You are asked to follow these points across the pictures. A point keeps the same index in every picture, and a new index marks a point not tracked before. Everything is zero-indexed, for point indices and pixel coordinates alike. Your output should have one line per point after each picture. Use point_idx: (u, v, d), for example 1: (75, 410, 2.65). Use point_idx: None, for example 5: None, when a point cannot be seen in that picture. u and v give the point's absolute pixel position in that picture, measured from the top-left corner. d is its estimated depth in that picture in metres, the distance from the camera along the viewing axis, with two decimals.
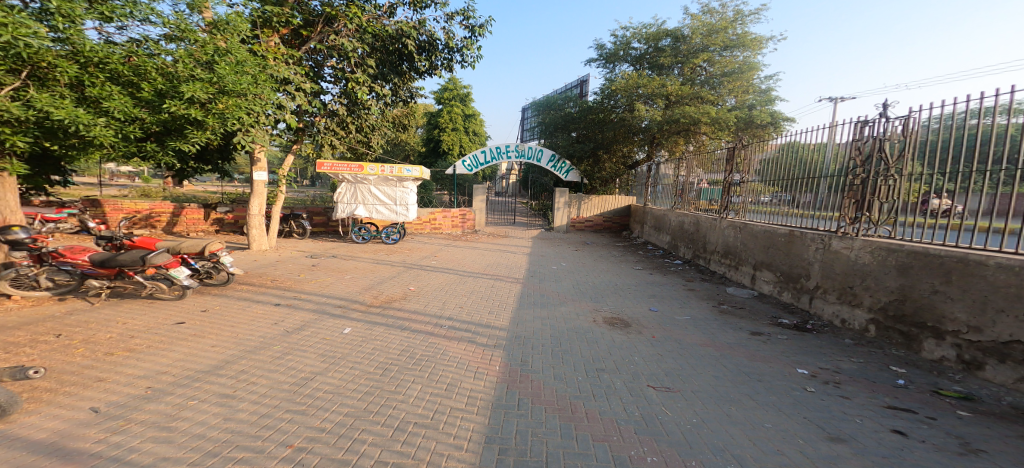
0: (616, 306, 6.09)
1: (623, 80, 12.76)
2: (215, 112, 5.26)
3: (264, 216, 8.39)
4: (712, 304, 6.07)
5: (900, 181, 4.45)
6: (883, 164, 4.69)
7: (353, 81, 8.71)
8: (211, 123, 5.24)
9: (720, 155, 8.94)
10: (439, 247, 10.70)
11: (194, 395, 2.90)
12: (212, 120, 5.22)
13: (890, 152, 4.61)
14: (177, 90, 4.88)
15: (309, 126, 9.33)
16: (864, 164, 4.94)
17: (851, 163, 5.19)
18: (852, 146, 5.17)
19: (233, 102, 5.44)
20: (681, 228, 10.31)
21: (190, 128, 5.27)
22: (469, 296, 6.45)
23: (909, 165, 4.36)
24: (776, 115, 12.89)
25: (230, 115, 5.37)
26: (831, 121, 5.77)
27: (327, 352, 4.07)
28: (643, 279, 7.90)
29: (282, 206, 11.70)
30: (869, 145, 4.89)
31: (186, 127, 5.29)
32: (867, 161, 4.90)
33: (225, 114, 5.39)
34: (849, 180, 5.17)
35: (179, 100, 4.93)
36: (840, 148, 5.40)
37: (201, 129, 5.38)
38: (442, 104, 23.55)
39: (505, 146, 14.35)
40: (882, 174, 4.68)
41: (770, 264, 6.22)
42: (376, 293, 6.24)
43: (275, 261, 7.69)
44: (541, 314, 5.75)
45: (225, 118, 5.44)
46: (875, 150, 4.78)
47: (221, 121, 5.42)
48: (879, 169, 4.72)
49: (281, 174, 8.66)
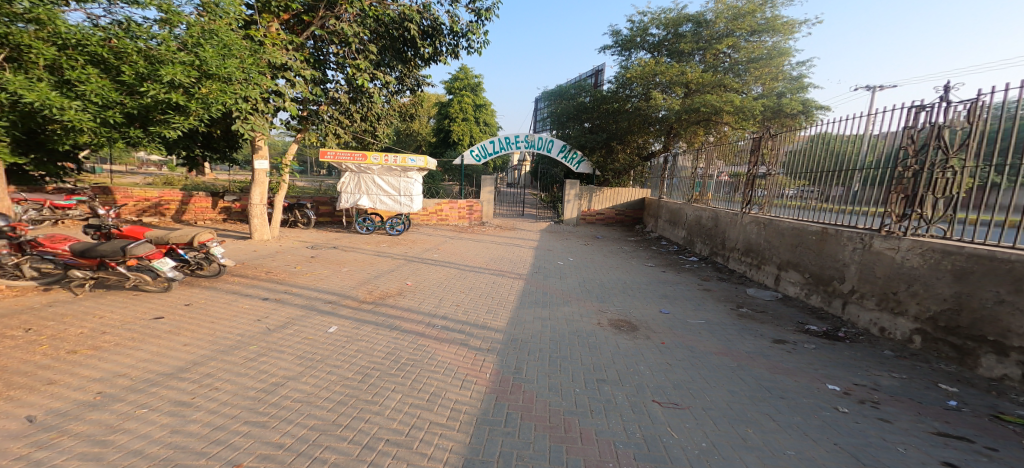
0: (623, 307, 5.63)
1: (641, 67, 12.06)
2: (197, 97, 4.98)
3: (266, 205, 8.17)
4: (731, 306, 5.55)
5: (940, 174, 4.07)
6: (926, 155, 4.26)
7: (357, 67, 8.32)
8: (194, 108, 4.97)
9: (745, 144, 8.26)
10: (444, 239, 10.39)
11: (144, 403, 2.78)
12: (195, 105, 4.94)
13: (931, 141, 4.20)
14: (157, 72, 4.58)
15: (315, 115, 9.09)
16: (907, 155, 4.46)
17: (892, 154, 4.68)
18: (895, 135, 4.68)
19: (218, 87, 5.19)
20: (698, 223, 9.71)
21: (172, 114, 5.01)
22: (468, 293, 6.11)
23: (956, 157, 3.97)
24: (809, 103, 11.92)
25: (214, 101, 5.09)
26: (869, 110, 5.26)
27: (306, 354, 3.82)
28: (657, 277, 7.40)
29: (288, 196, 11.59)
30: (915, 133, 4.39)
31: (169, 113, 5.03)
32: (909, 152, 4.46)
33: (209, 99, 5.12)
34: (890, 173, 4.67)
35: (160, 84, 4.67)
36: (880, 138, 4.89)
37: (183, 114, 5.13)
38: (454, 94, 23.17)
39: (515, 136, 13.88)
40: (925, 166, 4.23)
41: (797, 263, 5.65)
42: (370, 288, 5.95)
43: (274, 252, 7.51)
44: (541, 314, 5.36)
45: (209, 104, 5.17)
46: (920, 140, 4.33)
47: (204, 107, 5.13)
48: (923, 161, 4.27)
49: (285, 162, 8.38)
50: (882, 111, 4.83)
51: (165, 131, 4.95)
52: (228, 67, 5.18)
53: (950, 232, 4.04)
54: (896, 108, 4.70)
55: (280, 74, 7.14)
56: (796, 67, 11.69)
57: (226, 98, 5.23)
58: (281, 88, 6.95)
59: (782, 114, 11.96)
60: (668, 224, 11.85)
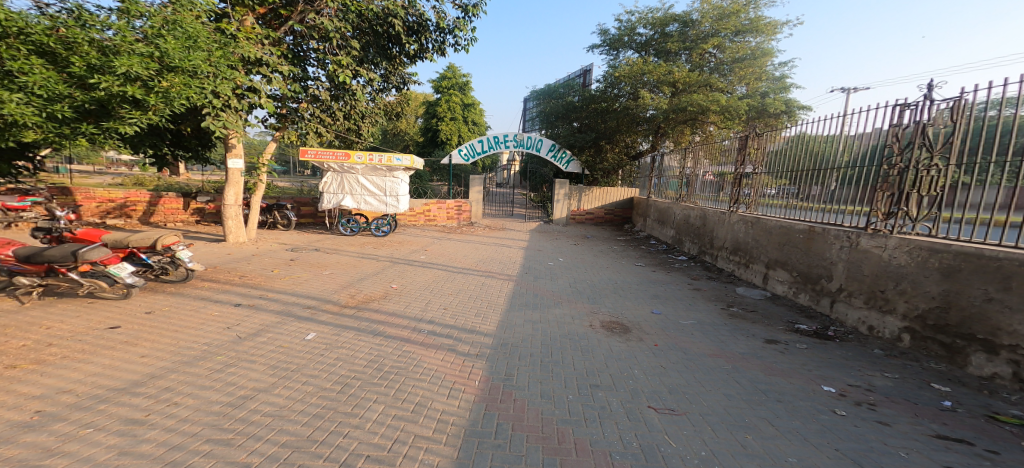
0: (616, 308, 5.55)
1: (629, 66, 12.05)
2: (157, 91, 4.63)
3: (241, 206, 7.84)
4: (722, 306, 5.50)
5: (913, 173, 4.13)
6: (902, 155, 4.31)
7: (338, 63, 7.99)
8: (153, 102, 4.62)
9: (733, 144, 8.26)
10: (431, 240, 10.16)
11: (90, 422, 2.53)
12: (154, 99, 4.59)
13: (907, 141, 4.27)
14: (110, 63, 4.22)
15: (294, 112, 8.75)
16: (885, 154, 4.50)
17: (870, 153, 4.73)
18: (873, 134, 4.72)
19: (181, 81, 4.86)
20: (687, 223, 9.70)
21: (128, 108, 4.63)
22: (455, 295, 5.93)
23: (928, 157, 4.04)
24: (792, 102, 12.06)
25: (175, 95, 4.73)
26: (849, 111, 5.32)
27: (279, 364, 3.58)
28: (647, 276, 7.33)
29: (268, 197, 11.19)
30: (893, 133, 4.44)
31: (124, 107, 4.64)
32: (887, 152, 4.51)
33: (171, 94, 4.79)
34: (868, 172, 4.72)
35: (115, 76, 4.29)
36: (858, 138, 4.94)
37: (142, 110, 4.75)
38: (441, 93, 22.90)
39: (503, 135, 13.70)
40: (902, 166, 4.28)
41: (785, 262, 5.63)
42: (353, 292, 5.71)
43: (251, 254, 7.18)
44: (532, 317, 5.23)
45: (171, 99, 4.82)
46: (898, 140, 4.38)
47: (166, 101, 4.78)
48: (900, 160, 4.32)
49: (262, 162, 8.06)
50: (859, 111, 5.02)
51: (121, 127, 4.55)
52: (192, 59, 4.88)
53: (934, 230, 4.01)
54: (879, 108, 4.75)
55: (254, 69, 6.84)
56: (779, 67, 11.82)
57: (190, 92, 4.90)
58: (257, 85, 6.69)
59: (766, 114, 12.07)
60: (656, 224, 11.85)
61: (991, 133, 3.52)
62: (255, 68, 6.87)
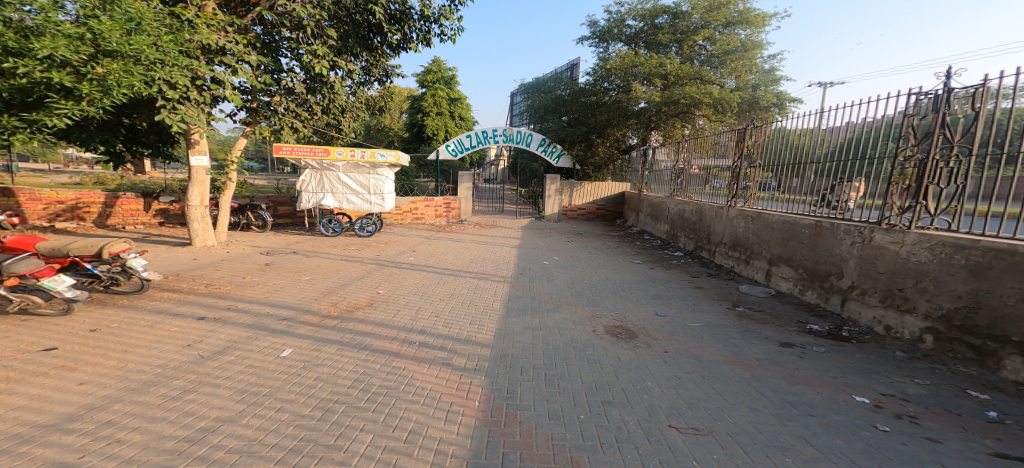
0: (618, 312, 5.33)
1: (620, 58, 11.77)
2: (90, 78, 3.95)
3: (207, 207, 7.22)
4: (728, 306, 5.27)
5: (886, 165, 4.43)
6: (874, 148, 4.60)
7: (314, 52, 7.36)
8: (86, 91, 3.94)
9: (728, 137, 8.06)
10: (419, 240, 9.67)
11: None
12: (87, 87, 3.91)
13: (879, 135, 4.57)
14: (30, 45, 3.59)
15: (266, 106, 8.05)
16: (861, 148, 4.78)
17: (846, 147, 5.01)
18: (847, 128, 5.00)
19: (121, 67, 4.13)
20: (681, 217, 9.52)
21: (55, 97, 3.95)
22: (448, 301, 5.52)
23: (899, 149, 4.31)
24: (782, 94, 11.93)
25: (112, 84, 4.04)
26: (825, 106, 5.61)
27: (248, 387, 3.11)
28: (646, 275, 7.08)
29: (241, 196, 10.50)
30: (867, 127, 4.73)
31: (52, 96, 3.96)
32: (862, 145, 4.78)
33: (109, 82, 4.10)
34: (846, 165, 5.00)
35: (36, 60, 3.69)
36: (833, 132, 5.21)
37: (76, 101, 4.13)
38: (425, 87, 22.27)
39: (491, 130, 13.28)
40: (876, 158, 4.57)
41: (788, 258, 5.44)
42: (335, 300, 5.22)
43: (221, 259, 6.58)
44: (531, 324, 4.91)
45: (109, 88, 4.13)
46: (871, 135, 4.66)
47: (103, 90, 4.10)
48: (872, 153, 4.62)
49: (231, 159, 7.42)
50: (835, 108, 5.29)
51: (48, 119, 3.93)
52: (134, 42, 4.19)
53: (954, 223, 3.79)
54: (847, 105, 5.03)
55: (218, 58, 6.19)
56: (769, 59, 11.69)
57: (132, 80, 4.20)
58: (223, 75, 6.10)
59: (757, 107, 11.93)
60: (649, 218, 11.67)
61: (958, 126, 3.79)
62: (217, 57, 6.24)
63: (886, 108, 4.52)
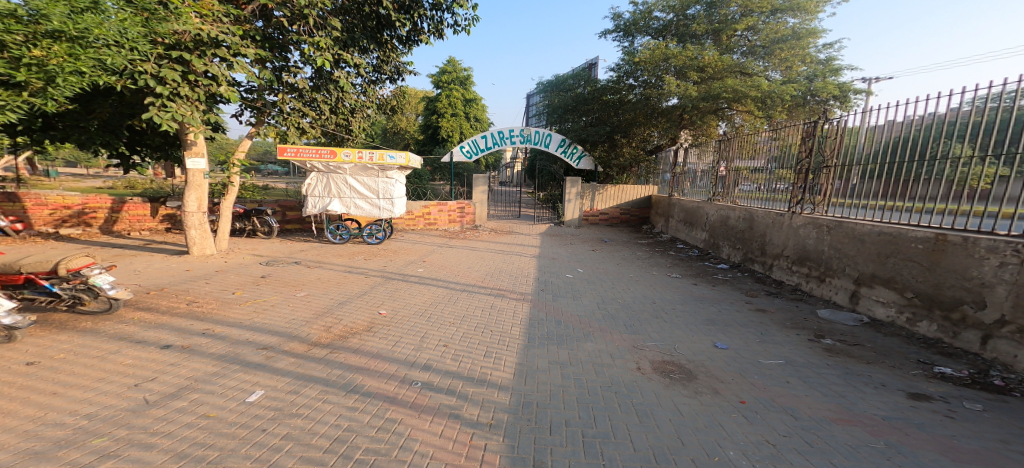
0: (665, 342, 4.35)
1: (649, 51, 10.72)
2: (26, 62, 3.46)
3: (205, 213, 6.60)
4: (807, 337, 4.21)
5: (945, 166, 4.23)
6: (928, 149, 4.41)
7: (316, 42, 6.70)
8: (24, 78, 3.47)
9: (787, 134, 6.93)
10: (431, 248, 8.91)
11: None
12: (24, 74, 3.44)
13: (930, 135, 4.40)
14: None
15: (272, 106, 7.69)
16: (911, 148, 4.57)
17: (903, 148, 4.65)
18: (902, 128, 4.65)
19: (66, 50, 3.66)
20: (723, 224, 8.42)
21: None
22: (459, 327, 4.70)
23: (956, 148, 4.13)
24: (845, 86, 10.51)
25: (51, 69, 3.57)
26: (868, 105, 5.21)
27: (191, 449, 2.33)
28: (690, 292, 6.05)
29: (249, 201, 10.03)
30: (914, 126, 4.55)
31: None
32: (913, 145, 4.58)
33: (53, 68, 3.61)
34: (896, 166, 4.75)
35: None
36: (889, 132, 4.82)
37: (19, 91, 3.69)
38: (441, 88, 21.82)
39: (508, 130, 12.48)
40: (930, 159, 4.38)
41: (888, 279, 4.42)
42: (329, 323, 4.45)
43: (215, 270, 5.94)
44: (559, 358, 4.01)
45: (53, 75, 3.66)
46: (921, 135, 4.49)
47: (45, 76, 3.63)
48: (924, 154, 4.44)
49: (233, 161, 6.84)
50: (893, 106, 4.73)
51: None
52: (82, 20, 3.66)
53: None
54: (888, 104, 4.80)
55: (214, 50, 5.58)
56: (824, 48, 10.42)
57: (78, 65, 3.71)
58: (216, 70, 5.49)
59: (812, 102, 10.62)
60: (682, 225, 10.56)
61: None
62: (216, 49, 5.62)
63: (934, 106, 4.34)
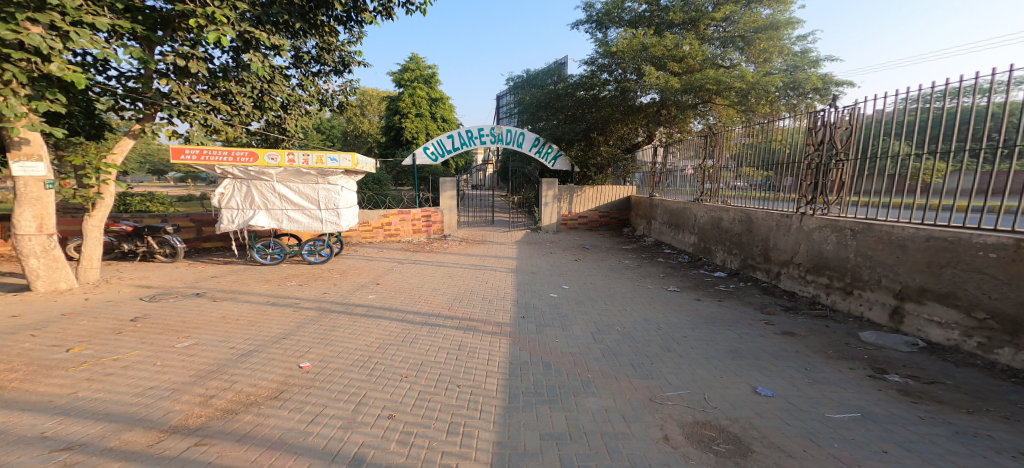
0: (692, 391, 3.27)
1: (626, 41, 9.98)
2: None
3: (51, 235, 5.35)
4: (868, 375, 3.33)
5: (887, 163, 4.45)
6: (876, 146, 4.59)
7: (207, 11, 5.37)
8: None
9: (779, 131, 6.21)
10: (388, 265, 7.47)
11: None
12: None
13: (887, 132, 4.46)
14: None
15: (164, 97, 6.28)
16: (875, 145, 4.59)
17: (873, 145, 4.64)
18: (874, 124, 4.64)
19: None
20: (715, 226, 7.63)
21: None
22: (412, 383, 3.40)
23: (895, 146, 4.35)
24: (825, 78, 10.28)
25: None
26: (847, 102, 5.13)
27: None
28: (697, 312, 5.09)
29: (157, 216, 8.24)
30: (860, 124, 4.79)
31: None
32: (877, 142, 4.58)
33: None
34: (868, 162, 4.69)
35: None
36: (866, 127, 4.75)
37: None
38: (403, 87, 20.40)
39: (477, 128, 11.29)
40: (877, 156, 4.56)
41: (945, 294, 3.64)
42: (212, 391, 3.03)
43: (61, 316, 4.45)
44: (553, 428, 2.81)
45: None
46: (867, 134, 4.72)
47: None
48: (869, 151, 4.67)
49: (93, 164, 5.44)
50: (869, 101, 4.70)
51: None
52: None
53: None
54: (860, 103, 4.81)
55: (33, 14, 4.38)
56: (801, 39, 10.09)
57: None
58: (36, 41, 4.38)
59: (795, 95, 10.29)
60: (666, 227, 9.77)
61: (950, 121, 3.86)
62: (40, 13, 4.50)
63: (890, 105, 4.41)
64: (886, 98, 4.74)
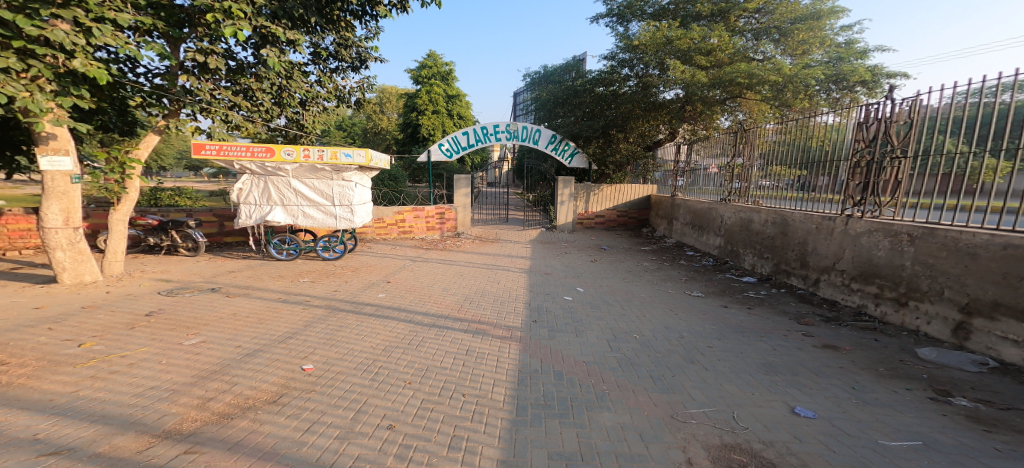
0: (720, 408, 2.94)
1: (650, 34, 9.56)
2: None
3: (77, 229, 5.41)
4: (928, 397, 2.93)
5: (936, 162, 4.08)
6: (927, 144, 4.21)
7: (224, 5, 5.32)
8: None
9: (819, 126, 5.74)
10: (400, 263, 7.34)
11: None
12: None
13: (940, 129, 4.09)
14: None
15: (187, 94, 6.34)
16: (927, 143, 4.22)
17: (925, 143, 4.26)
18: (926, 120, 4.27)
19: None
20: (743, 228, 7.16)
21: None
22: (416, 391, 3.19)
23: (949, 143, 3.97)
24: (876, 70, 9.55)
25: None
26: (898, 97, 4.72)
27: None
28: (725, 320, 4.70)
29: (177, 210, 8.36)
30: (916, 118, 4.35)
31: None
32: (930, 140, 4.20)
33: None
34: (917, 162, 4.32)
35: None
36: (918, 123, 4.37)
37: None
38: (421, 84, 20.36)
39: (492, 125, 11.06)
40: (928, 155, 4.18)
41: (1022, 309, 3.18)
42: (212, 392, 2.88)
43: (78, 308, 4.44)
44: (562, 446, 2.54)
45: None
46: (920, 130, 4.33)
47: None
48: (920, 149, 4.29)
49: (119, 159, 5.51)
50: (923, 96, 4.32)
51: None
52: None
53: None
54: (912, 98, 4.42)
55: (56, 9, 4.39)
56: (846, 29, 9.41)
57: None
58: (57, 37, 4.37)
59: (838, 89, 9.65)
60: (689, 228, 9.31)
61: (1012, 117, 3.49)
62: (64, 9, 4.47)
63: (944, 100, 4.05)
64: (943, 92, 4.33)
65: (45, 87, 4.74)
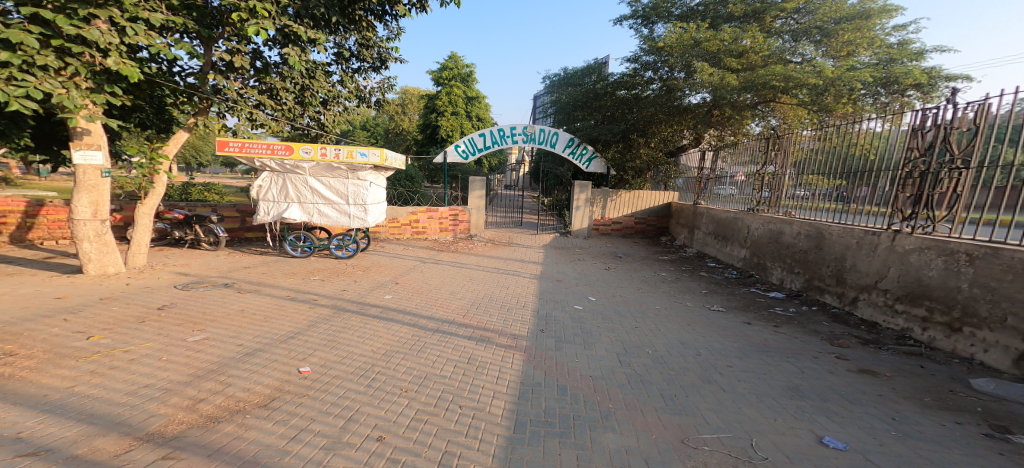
0: (738, 435, 2.66)
1: (676, 36, 9.23)
2: None
3: (104, 222, 5.59)
4: (982, 433, 2.57)
5: (1007, 173, 3.63)
6: (995, 152, 3.77)
7: (249, 5, 5.37)
8: None
9: (863, 131, 5.28)
10: (411, 264, 7.29)
11: None
12: None
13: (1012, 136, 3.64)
14: None
15: (215, 93, 6.49)
16: (995, 152, 3.77)
17: (992, 151, 3.81)
18: (995, 126, 3.82)
19: None
20: (772, 240, 6.73)
21: None
22: (411, 400, 3.06)
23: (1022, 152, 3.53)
24: (935, 72, 8.83)
25: None
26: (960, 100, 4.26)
27: None
28: (747, 338, 4.36)
29: (201, 205, 8.61)
30: (983, 123, 3.90)
31: None
32: (997, 148, 3.76)
33: None
34: (981, 172, 3.87)
35: None
36: (985, 129, 3.91)
37: None
38: (441, 85, 20.48)
39: (510, 127, 10.91)
40: (996, 164, 3.73)
41: None
42: (205, 393, 2.83)
43: (98, 299, 4.56)
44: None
45: None
46: (988, 138, 3.88)
47: None
48: (986, 158, 3.84)
49: (148, 155, 5.63)
50: (991, 99, 3.87)
51: None
52: None
53: None
54: (977, 101, 3.97)
55: (93, 9, 4.50)
56: (898, 29, 8.76)
57: None
58: (94, 36, 4.45)
59: (888, 92, 9.00)
60: (711, 238, 8.88)
61: None
62: (101, 9, 4.61)
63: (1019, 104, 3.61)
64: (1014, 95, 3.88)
65: (82, 85, 4.85)
